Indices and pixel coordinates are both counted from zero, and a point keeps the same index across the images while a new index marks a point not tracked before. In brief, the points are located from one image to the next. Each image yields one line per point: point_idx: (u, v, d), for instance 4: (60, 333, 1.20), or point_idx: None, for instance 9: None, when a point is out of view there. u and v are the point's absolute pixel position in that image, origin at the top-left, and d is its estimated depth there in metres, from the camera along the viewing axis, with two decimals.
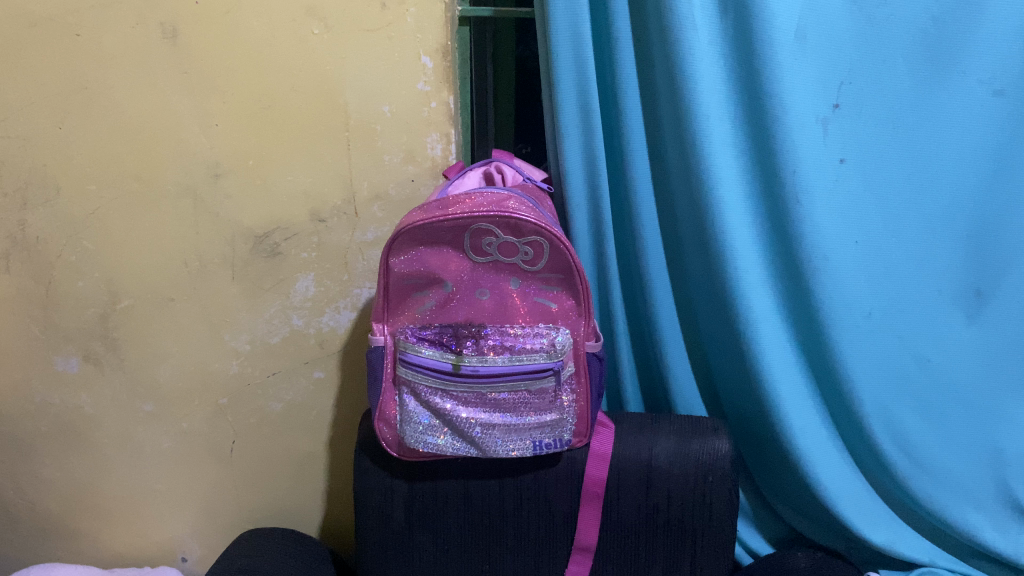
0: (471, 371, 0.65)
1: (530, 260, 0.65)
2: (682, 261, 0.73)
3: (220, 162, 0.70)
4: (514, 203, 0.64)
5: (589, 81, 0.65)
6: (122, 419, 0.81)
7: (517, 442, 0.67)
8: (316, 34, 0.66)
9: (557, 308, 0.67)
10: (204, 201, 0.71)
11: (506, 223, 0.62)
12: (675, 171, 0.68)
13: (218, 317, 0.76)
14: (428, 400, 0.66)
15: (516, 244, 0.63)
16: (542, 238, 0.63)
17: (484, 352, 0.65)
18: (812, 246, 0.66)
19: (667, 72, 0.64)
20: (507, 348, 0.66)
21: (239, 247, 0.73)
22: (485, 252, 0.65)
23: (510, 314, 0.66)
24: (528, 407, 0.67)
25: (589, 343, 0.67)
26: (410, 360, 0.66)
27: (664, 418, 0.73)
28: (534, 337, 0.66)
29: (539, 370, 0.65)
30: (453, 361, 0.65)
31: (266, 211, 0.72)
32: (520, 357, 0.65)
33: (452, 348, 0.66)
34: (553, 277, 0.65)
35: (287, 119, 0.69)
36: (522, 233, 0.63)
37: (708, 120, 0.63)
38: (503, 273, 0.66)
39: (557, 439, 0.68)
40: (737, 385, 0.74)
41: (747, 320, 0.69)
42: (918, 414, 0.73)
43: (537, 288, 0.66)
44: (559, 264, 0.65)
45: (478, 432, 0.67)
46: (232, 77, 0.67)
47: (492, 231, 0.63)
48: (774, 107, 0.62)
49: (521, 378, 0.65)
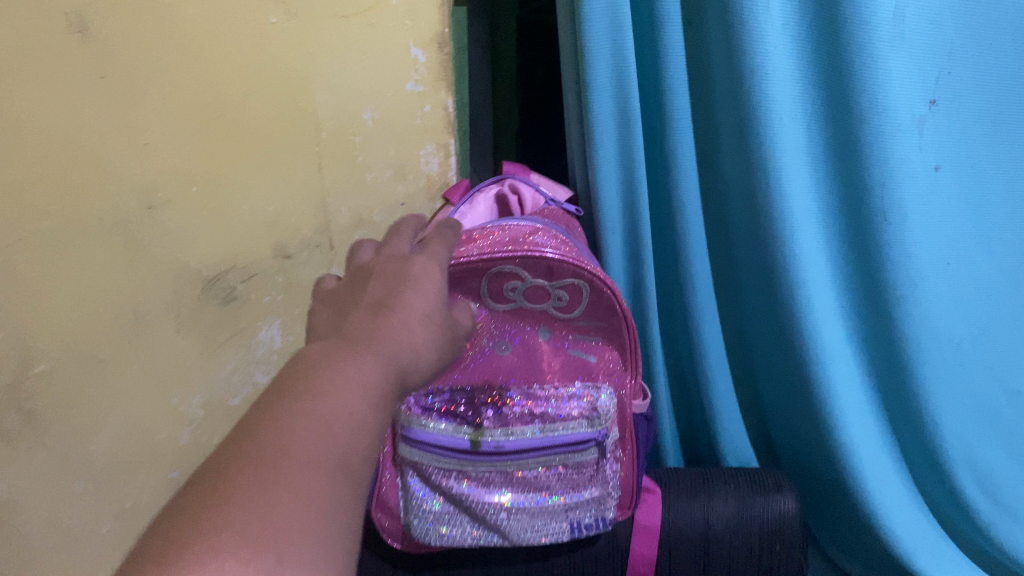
0: (494, 448, 0.52)
1: (565, 306, 0.52)
2: (740, 290, 0.61)
3: (157, 191, 0.53)
4: (543, 235, 0.51)
5: (630, 74, 0.51)
6: (54, 540, 0.59)
7: (551, 529, 0.54)
8: (274, 23, 0.53)
9: (597, 361, 0.54)
10: (139, 240, 0.53)
11: (537, 265, 0.49)
12: (732, 182, 0.56)
13: (166, 379, 0.60)
14: (439, 483, 0.53)
15: (548, 288, 0.51)
16: (581, 281, 0.50)
17: (509, 424, 0.52)
18: (903, 270, 0.54)
19: (728, 62, 0.50)
20: (537, 417, 0.52)
21: (185, 292, 0.58)
22: (507, 299, 0.52)
23: (538, 371, 0.54)
24: (564, 485, 0.54)
25: (635, 401, 0.55)
26: (414, 437, 0.52)
27: (718, 476, 0.62)
28: (572, 401, 0.53)
29: (579, 441, 0.53)
30: (471, 438, 0.52)
31: (215, 247, 0.57)
32: (554, 427, 0.52)
33: (468, 421, 0.52)
34: (591, 326, 0.54)
35: (242, 131, 0.55)
36: (557, 276, 0.50)
37: (780, 121, 0.50)
38: (530, 322, 0.53)
39: (600, 521, 0.55)
40: (794, 427, 0.63)
41: (817, 358, 0.57)
42: (1012, 457, 0.62)
43: (571, 338, 0.54)
44: (602, 310, 0.52)
45: (502, 521, 0.53)
46: (174, 80, 0.50)
47: (519, 275, 0.50)
48: (865, 103, 0.50)
49: (556, 452, 0.53)
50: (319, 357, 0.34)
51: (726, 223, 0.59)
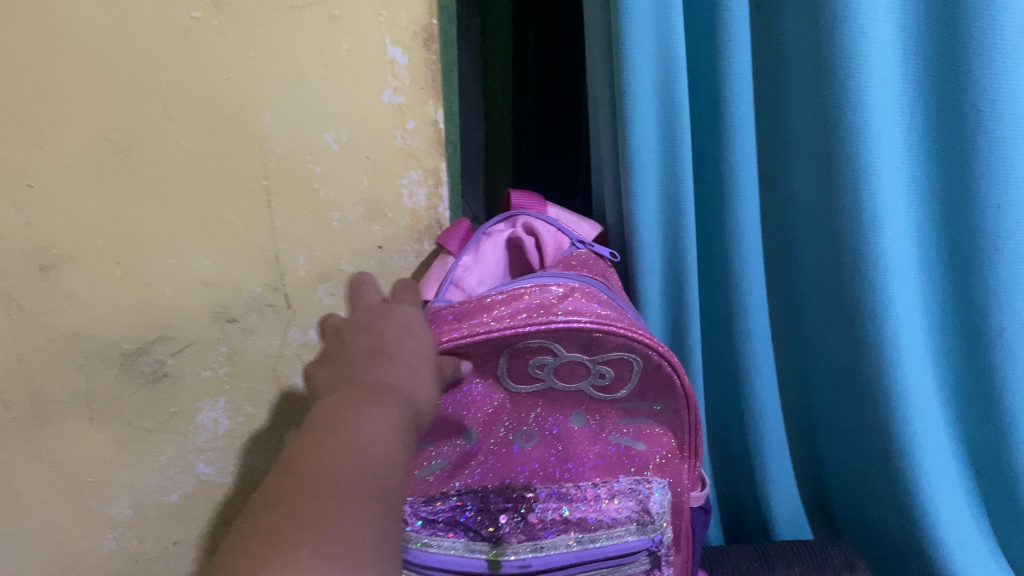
0: (519, 568, 0.38)
1: (608, 384, 0.39)
2: (803, 324, 0.52)
3: (46, 248, 0.40)
4: (574, 296, 0.38)
5: (679, 72, 0.40)
6: None
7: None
8: (199, 19, 0.38)
9: (647, 451, 0.42)
10: (23, 307, 0.41)
11: (574, 338, 0.36)
12: (804, 195, 0.47)
13: (77, 478, 0.47)
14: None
15: (588, 364, 0.38)
16: (633, 357, 0.37)
17: (537, 535, 0.39)
18: (1013, 310, 0.42)
19: (814, 40, 0.40)
20: (574, 523, 0.39)
21: (96, 373, 0.44)
22: (533, 378, 0.39)
23: (573, 466, 0.41)
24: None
25: (694, 495, 0.43)
26: (412, 558, 0.39)
27: (777, 553, 0.52)
28: (616, 500, 0.40)
29: (628, 551, 0.40)
30: (490, 558, 0.38)
31: (134, 314, 0.44)
32: (596, 535, 0.39)
33: (483, 535, 0.38)
34: (642, 405, 0.41)
35: (161, 167, 0.41)
36: (601, 349, 0.37)
37: (875, 125, 0.39)
38: (563, 404, 0.40)
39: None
40: (861, 483, 0.53)
41: (901, 413, 0.46)
42: None
43: (616, 422, 0.41)
44: (654, 385, 0.40)
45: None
46: (53, 97, 0.37)
47: (550, 349, 0.37)
48: (985, 107, 0.38)
49: (599, 567, 0.40)
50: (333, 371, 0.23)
51: (791, 238, 0.49)
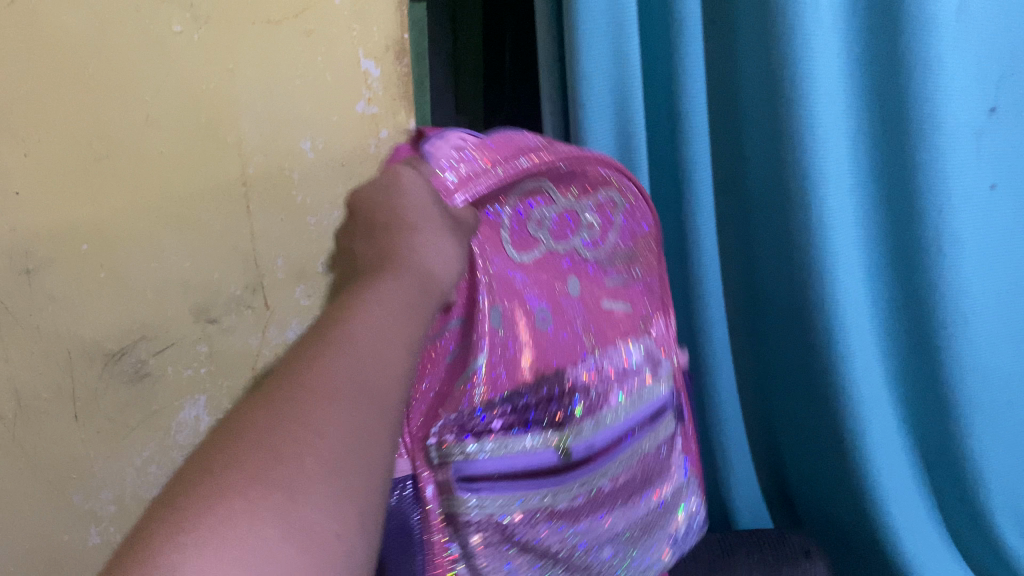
0: (586, 451, 0.37)
1: (593, 236, 0.42)
2: (759, 328, 0.54)
3: (31, 251, 0.41)
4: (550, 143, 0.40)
5: (629, 76, 0.48)
6: None
7: (643, 556, 0.42)
8: (179, 32, 0.41)
9: (632, 313, 0.43)
10: (7, 309, 0.41)
11: (569, 175, 0.39)
12: (761, 208, 0.49)
13: (59, 475, 0.47)
14: (523, 537, 0.36)
15: (576, 208, 0.41)
16: (610, 190, 0.42)
17: (591, 409, 0.38)
18: (951, 305, 0.46)
19: (761, 57, 0.43)
20: (611, 383, 0.39)
21: (80, 371, 0.45)
22: (532, 242, 0.39)
23: (583, 336, 0.40)
24: (643, 483, 0.42)
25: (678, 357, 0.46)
26: (474, 476, 0.34)
27: (738, 543, 0.54)
28: (629, 354, 0.41)
29: (655, 411, 0.42)
30: (561, 449, 0.36)
31: (116, 314, 0.45)
32: (634, 396, 0.40)
33: (547, 425, 0.36)
34: (616, 257, 0.43)
35: (143, 171, 0.43)
36: (584, 185, 0.41)
37: (824, 135, 0.42)
38: (560, 271, 0.40)
39: (688, 521, 0.45)
40: (819, 484, 0.55)
41: (849, 402, 0.49)
42: None
43: (604, 282, 0.43)
44: (627, 228, 0.43)
45: (600, 561, 0.40)
46: (38, 102, 0.38)
47: (546, 194, 0.39)
48: (918, 112, 0.41)
49: (636, 436, 0.40)
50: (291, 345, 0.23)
51: (748, 252, 0.52)
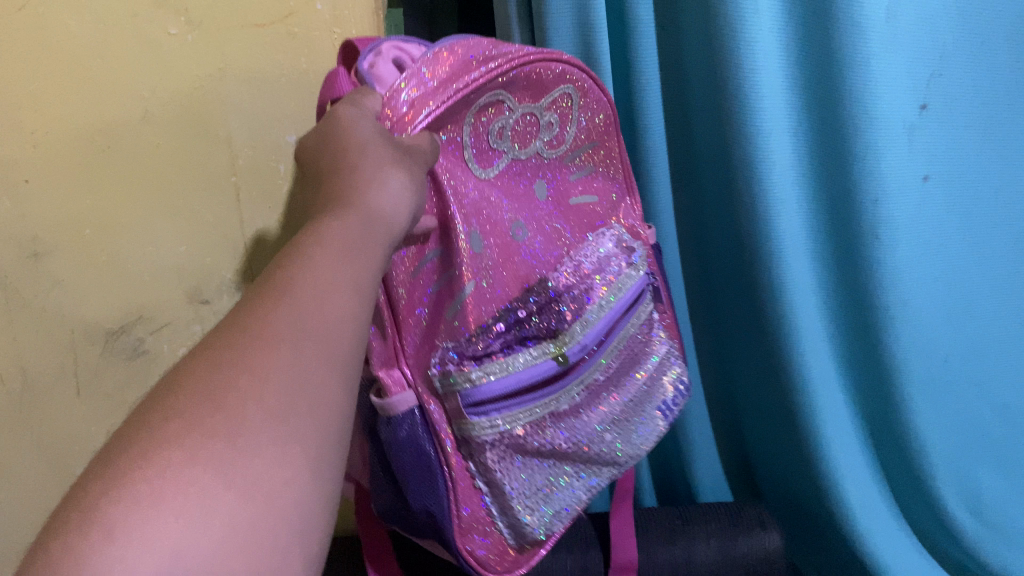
0: (581, 351, 0.41)
1: (555, 134, 0.43)
2: (717, 309, 0.58)
3: (38, 236, 0.46)
4: (491, 42, 0.39)
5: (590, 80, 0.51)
6: None
7: (646, 426, 0.46)
8: (174, 34, 0.45)
9: (599, 205, 0.47)
10: (19, 289, 0.47)
11: (525, 80, 0.39)
12: (715, 200, 0.53)
13: (64, 446, 0.52)
14: (532, 443, 0.40)
15: (537, 112, 0.41)
16: (570, 87, 0.42)
17: (580, 309, 0.41)
18: (891, 291, 0.50)
19: (707, 61, 0.47)
20: (589, 279, 0.43)
21: (83, 350, 0.49)
22: (495, 154, 0.40)
23: (548, 242, 0.44)
24: (630, 365, 0.46)
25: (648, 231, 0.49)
26: (482, 398, 0.37)
27: (696, 514, 0.58)
28: (602, 252, 0.44)
29: (634, 298, 0.45)
30: (557, 357, 0.40)
31: (116, 297, 0.49)
32: (614, 294, 0.43)
33: (543, 335, 0.40)
34: (582, 152, 0.45)
35: (139, 164, 0.47)
36: (543, 90, 0.40)
37: (767, 128, 0.46)
38: (527, 174, 0.43)
39: (679, 388, 0.48)
40: (777, 462, 0.59)
41: (800, 380, 0.52)
42: (1000, 474, 0.57)
43: (568, 177, 0.45)
44: (589, 123, 0.44)
45: (607, 445, 0.44)
46: (45, 107, 0.44)
47: (503, 104, 0.39)
48: (852, 108, 0.45)
49: (620, 325, 0.44)
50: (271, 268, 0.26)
51: (703, 239, 0.56)
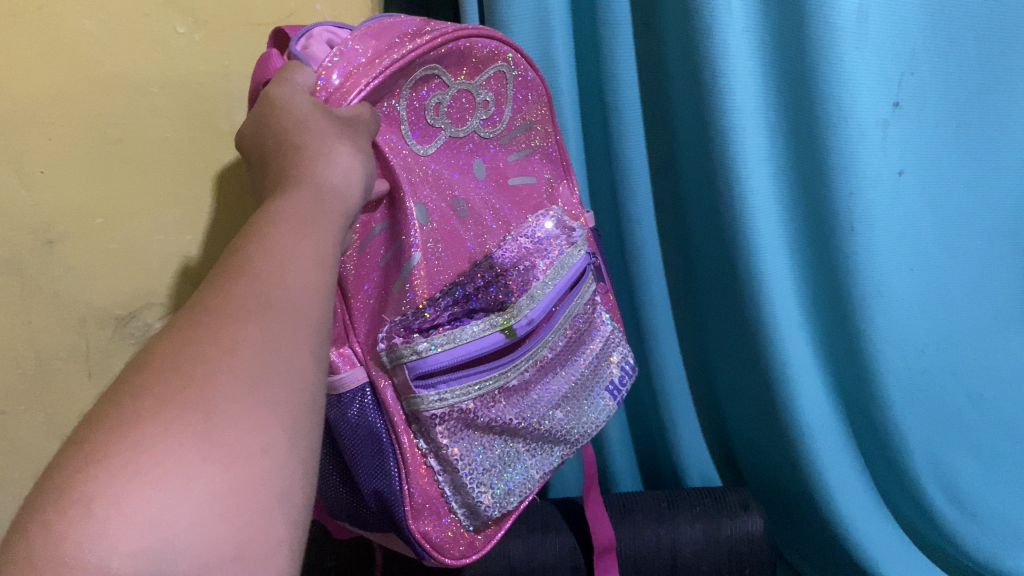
0: (528, 325, 0.42)
1: (490, 114, 0.44)
2: (697, 300, 0.61)
3: (53, 225, 0.48)
4: (423, 20, 0.40)
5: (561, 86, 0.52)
6: None
7: (592, 405, 0.48)
8: (182, 33, 0.48)
9: (537, 185, 0.49)
10: (33, 277, 0.49)
11: (459, 56, 0.40)
12: (693, 192, 0.56)
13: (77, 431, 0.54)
14: (485, 419, 0.41)
15: (472, 89, 0.42)
16: (501, 65, 0.43)
17: (528, 286, 0.43)
18: (867, 282, 0.52)
19: (686, 59, 0.49)
20: (533, 258, 0.44)
21: (92, 335, 0.52)
22: (433, 130, 0.41)
23: (492, 222, 0.45)
24: (574, 346, 0.48)
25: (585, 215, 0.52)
26: (429, 369, 0.38)
27: (682, 498, 0.60)
28: (542, 233, 0.46)
29: (577, 277, 0.47)
30: (504, 329, 0.41)
31: (125, 283, 0.52)
32: (559, 272, 0.45)
33: (490, 309, 0.41)
34: (516, 129, 0.47)
35: (147, 155, 0.49)
36: (477, 68, 0.42)
37: (742, 126, 0.48)
38: (467, 153, 0.44)
39: (625, 369, 0.51)
40: (759, 444, 0.62)
41: (780, 367, 0.54)
42: (973, 459, 0.59)
43: (504, 158, 0.47)
44: (525, 103, 0.47)
45: (557, 422, 0.46)
46: (61, 101, 0.46)
47: (441, 79, 0.40)
48: (828, 107, 0.47)
49: (563, 305, 0.46)
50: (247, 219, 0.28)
51: (683, 230, 0.59)
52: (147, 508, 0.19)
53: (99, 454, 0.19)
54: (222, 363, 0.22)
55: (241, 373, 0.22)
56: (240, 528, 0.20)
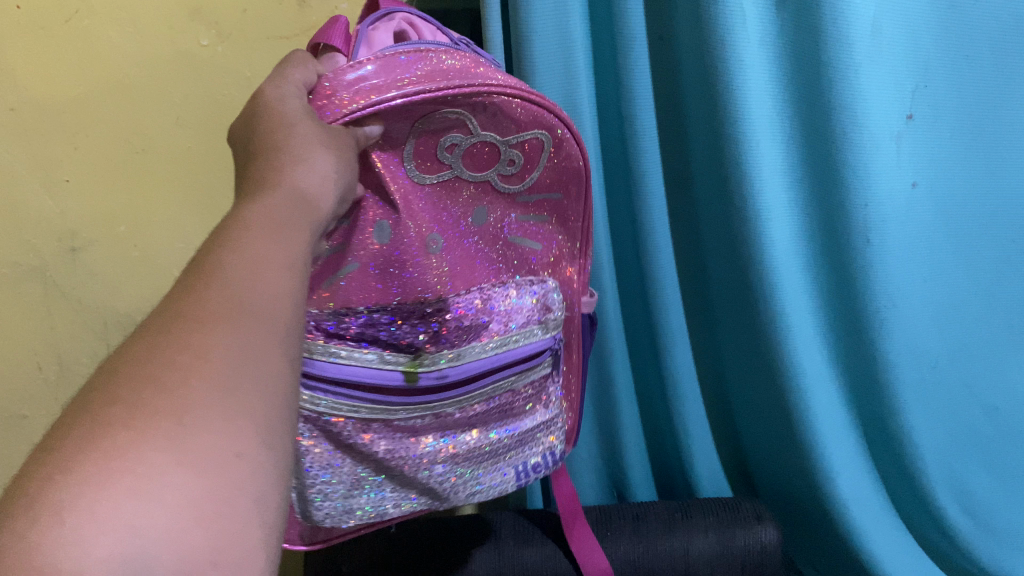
0: (436, 379, 0.42)
1: (514, 171, 0.40)
2: (712, 311, 0.61)
3: (77, 232, 0.53)
4: (478, 62, 0.37)
5: (580, 99, 0.53)
6: None
7: (495, 477, 0.47)
8: (206, 45, 0.50)
9: (542, 252, 0.45)
10: (57, 282, 0.54)
11: (492, 110, 0.36)
12: (706, 202, 0.56)
13: None
14: (352, 442, 0.41)
15: (501, 145, 0.38)
16: (542, 133, 0.39)
17: (458, 342, 0.42)
18: (881, 294, 0.52)
19: (700, 71, 0.50)
20: (490, 318, 0.43)
21: (114, 338, 0.56)
22: (441, 166, 0.38)
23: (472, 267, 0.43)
24: (506, 414, 0.47)
25: (584, 300, 0.48)
26: (312, 375, 0.38)
27: (696, 509, 0.60)
28: (510, 301, 0.44)
29: (534, 353, 0.46)
30: (407, 371, 0.41)
31: (147, 289, 0.56)
32: (508, 339, 0.44)
33: (404, 349, 0.41)
34: (544, 195, 0.43)
35: (167, 165, 0.52)
36: (513, 127, 0.38)
37: (756, 139, 0.49)
38: (474, 202, 0.40)
39: (547, 457, 0.50)
40: (771, 452, 0.62)
41: (794, 378, 0.54)
42: (987, 471, 0.59)
43: (513, 218, 0.43)
44: (562, 173, 0.42)
45: (438, 479, 0.44)
46: (88, 109, 0.50)
47: (466, 124, 0.36)
48: (842, 120, 0.47)
49: (505, 375, 0.45)
50: (234, 205, 0.28)
51: (696, 241, 0.59)
52: (147, 508, 0.18)
53: (71, 462, 0.18)
54: (197, 366, 0.21)
55: (228, 379, 0.21)
56: (218, 534, 0.18)
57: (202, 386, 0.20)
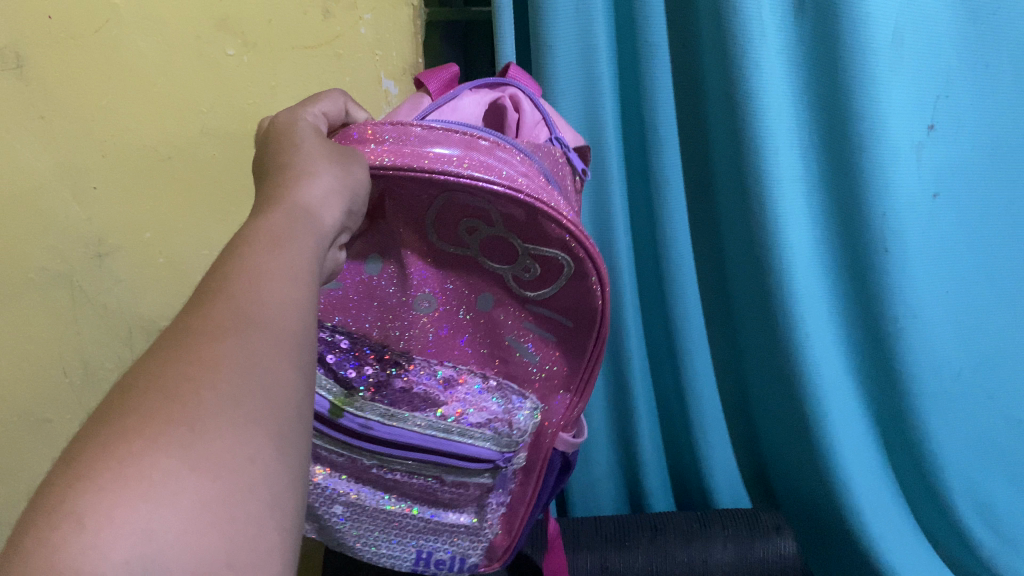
0: (358, 426, 0.40)
1: (530, 281, 0.39)
2: (731, 319, 0.61)
3: (104, 239, 0.54)
4: (529, 168, 0.37)
5: (601, 108, 0.54)
6: None
7: (391, 542, 0.45)
8: (231, 55, 0.51)
9: (547, 370, 0.42)
10: (84, 288, 0.55)
11: (512, 214, 0.36)
12: (727, 210, 0.56)
13: None
14: None
15: (517, 246, 0.37)
16: (562, 257, 0.37)
17: (396, 404, 0.40)
18: (902, 304, 0.51)
19: (722, 79, 0.50)
20: (442, 396, 0.41)
21: (139, 342, 0.58)
22: (458, 241, 0.38)
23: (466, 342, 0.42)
24: (432, 497, 0.44)
25: (563, 436, 0.43)
26: None
27: (715, 518, 0.60)
28: (473, 391, 0.42)
29: (479, 458, 0.42)
30: (333, 404, 0.40)
31: (171, 294, 0.57)
32: (456, 425, 0.41)
33: (343, 382, 0.40)
34: (560, 317, 0.40)
35: (192, 173, 0.54)
36: (532, 236, 0.37)
37: (774, 148, 0.49)
38: (489, 290, 0.40)
39: (453, 559, 0.46)
40: (790, 461, 0.62)
41: (813, 386, 0.54)
42: (1011, 483, 0.58)
43: (522, 327, 0.41)
44: (582, 305, 0.39)
45: (333, 515, 0.44)
46: (116, 117, 0.51)
47: (483, 215, 0.36)
48: (862, 130, 0.47)
49: (440, 460, 0.42)
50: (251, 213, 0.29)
51: (716, 248, 0.59)
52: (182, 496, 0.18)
53: (90, 470, 0.18)
54: (207, 377, 0.21)
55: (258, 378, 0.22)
56: (230, 538, 0.19)
57: (214, 397, 0.21)
